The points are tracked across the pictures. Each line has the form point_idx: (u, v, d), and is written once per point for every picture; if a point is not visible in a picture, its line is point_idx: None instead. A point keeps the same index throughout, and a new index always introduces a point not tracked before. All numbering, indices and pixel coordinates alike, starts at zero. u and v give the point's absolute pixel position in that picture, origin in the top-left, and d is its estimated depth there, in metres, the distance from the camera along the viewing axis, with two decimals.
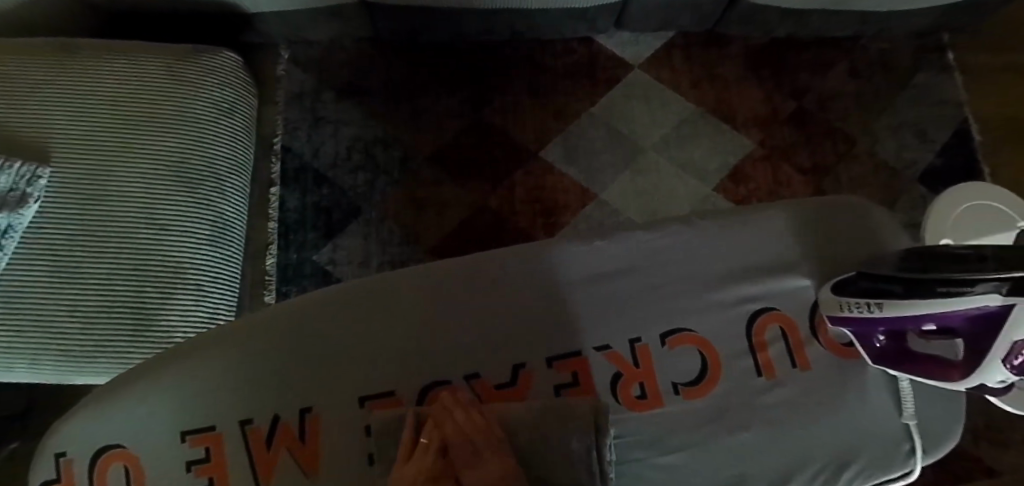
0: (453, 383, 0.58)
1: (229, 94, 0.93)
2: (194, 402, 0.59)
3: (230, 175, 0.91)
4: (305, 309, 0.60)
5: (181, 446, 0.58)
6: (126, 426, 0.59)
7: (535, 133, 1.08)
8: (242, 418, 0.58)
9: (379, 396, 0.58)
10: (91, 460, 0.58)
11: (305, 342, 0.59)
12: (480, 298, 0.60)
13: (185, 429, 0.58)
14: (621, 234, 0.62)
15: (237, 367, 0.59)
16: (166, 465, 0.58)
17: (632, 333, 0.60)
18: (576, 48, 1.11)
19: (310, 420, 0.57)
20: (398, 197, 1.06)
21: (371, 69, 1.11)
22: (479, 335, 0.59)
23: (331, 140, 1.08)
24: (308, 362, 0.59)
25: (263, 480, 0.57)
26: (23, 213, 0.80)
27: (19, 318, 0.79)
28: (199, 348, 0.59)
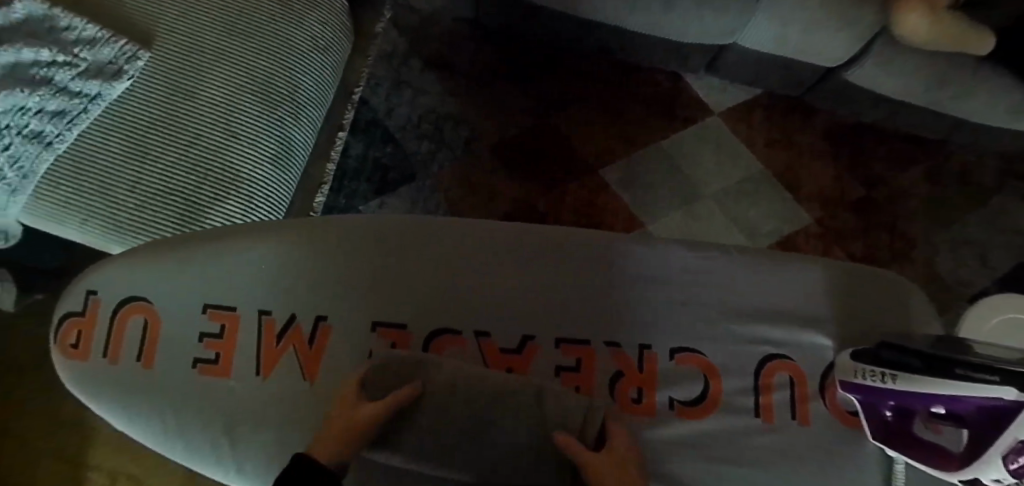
0: (462, 335, 0.60)
1: (329, 34, 0.98)
2: (224, 285, 0.61)
3: (308, 106, 0.94)
4: (341, 231, 0.63)
5: (200, 317, 0.61)
6: (156, 285, 0.61)
7: (599, 149, 1.09)
8: (262, 308, 0.61)
9: (389, 325, 0.60)
10: (115, 308, 0.61)
11: (333, 261, 0.62)
12: (505, 270, 0.62)
13: (208, 303, 0.61)
14: (658, 250, 0.63)
15: (267, 263, 0.62)
16: (181, 333, 0.60)
17: (644, 339, 0.61)
18: (662, 82, 1.12)
19: (322, 329, 0.60)
20: (453, 174, 1.09)
21: (462, 48, 1.15)
22: (496, 306, 0.61)
23: (407, 105, 1.13)
24: (331, 281, 0.61)
25: (263, 371, 0.59)
26: (113, 87, 0.86)
27: (85, 180, 0.84)
28: (238, 241, 0.62)
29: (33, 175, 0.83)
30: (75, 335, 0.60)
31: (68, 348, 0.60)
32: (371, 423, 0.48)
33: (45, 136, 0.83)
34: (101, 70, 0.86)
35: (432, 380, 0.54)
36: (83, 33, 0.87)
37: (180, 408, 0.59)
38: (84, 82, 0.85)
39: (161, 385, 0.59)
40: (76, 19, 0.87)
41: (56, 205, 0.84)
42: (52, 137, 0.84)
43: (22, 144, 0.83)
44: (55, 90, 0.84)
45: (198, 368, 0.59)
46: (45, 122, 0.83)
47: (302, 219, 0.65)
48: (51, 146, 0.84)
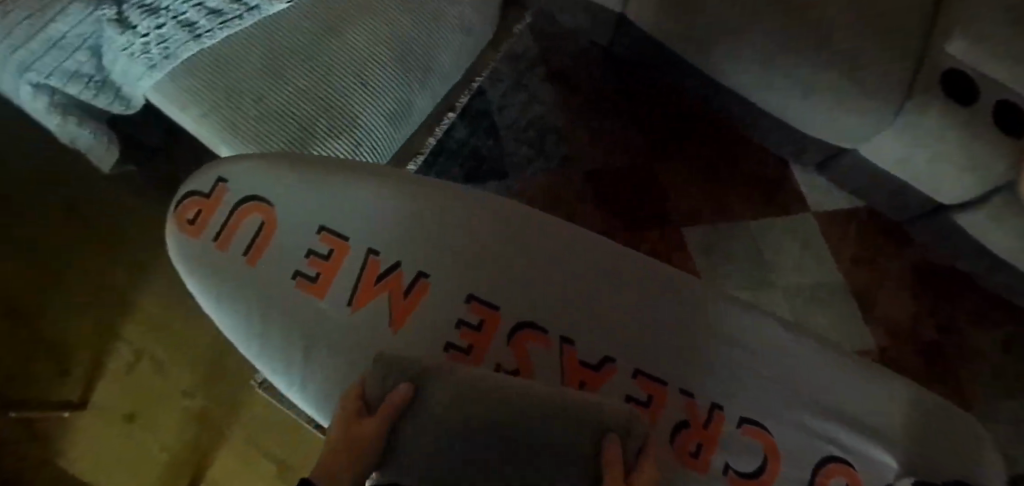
0: (548, 334, 0.66)
1: (478, 19, 1.00)
2: (341, 215, 0.69)
3: (436, 76, 0.95)
4: (467, 205, 0.70)
5: (313, 236, 0.69)
6: (274, 188, 0.69)
7: (687, 207, 1.10)
8: (371, 247, 0.69)
9: (485, 303, 0.67)
10: (239, 202, 0.69)
11: (453, 229, 0.69)
12: (603, 289, 0.68)
13: (324, 225, 0.69)
14: (738, 313, 0.68)
15: (383, 202, 0.70)
16: (291, 243, 0.68)
17: (716, 399, 0.65)
18: (769, 165, 1.12)
19: (419, 283, 0.68)
20: (540, 185, 1.10)
21: (589, 70, 1.17)
22: (586, 317, 0.67)
23: (520, 107, 1.15)
24: (448, 246, 0.69)
25: (354, 302, 0.67)
26: (273, 5, 0.89)
27: (218, 80, 0.88)
28: (367, 182, 0.70)
29: (174, 58, 0.88)
30: (194, 212, 0.68)
31: (187, 222, 0.69)
32: (372, 438, 0.51)
33: (197, 29, 0.87)
34: None
35: (430, 386, 0.56)
36: None
37: (269, 306, 0.67)
38: None
39: (259, 282, 0.67)
40: None
41: (185, 90, 0.88)
42: (203, 31, 0.87)
43: (174, 30, 0.86)
44: None
45: (297, 280, 0.67)
46: (201, 15, 0.87)
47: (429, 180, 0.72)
48: (199, 38, 0.88)
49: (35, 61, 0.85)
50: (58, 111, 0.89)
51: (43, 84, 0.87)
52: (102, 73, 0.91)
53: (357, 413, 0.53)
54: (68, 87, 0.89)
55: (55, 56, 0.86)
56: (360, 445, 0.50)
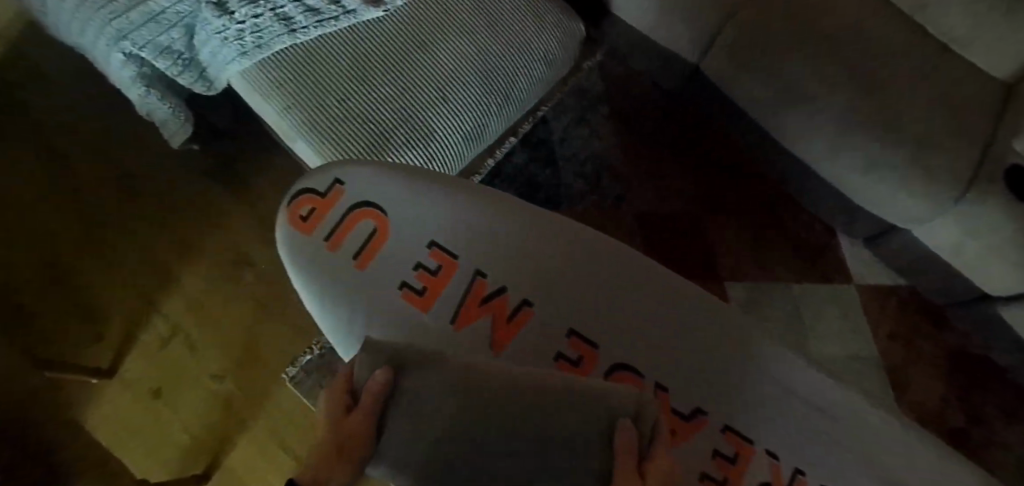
0: (643, 379, 0.73)
1: (560, 51, 1.02)
2: (446, 232, 0.77)
3: (512, 102, 0.97)
4: (571, 246, 0.79)
5: (423, 249, 0.76)
6: (386, 196, 0.77)
7: (734, 263, 1.12)
8: (478, 269, 0.76)
9: (585, 341, 0.74)
10: (351, 206, 0.76)
11: (558, 267, 0.77)
12: (694, 343, 0.76)
13: (434, 240, 0.77)
14: (802, 377, 0.77)
15: (452, 209, 0.78)
16: (399, 252, 0.76)
17: (796, 464, 0.73)
18: (818, 231, 1.16)
19: (522, 312, 0.74)
20: (592, 220, 1.11)
21: (655, 116, 1.19)
22: (677, 365, 0.74)
23: (581, 141, 1.16)
24: (552, 281, 0.77)
25: (458, 320, 0.73)
26: (369, 12, 0.93)
27: (304, 74, 0.90)
28: (474, 206, 0.79)
29: (266, 48, 0.90)
30: (309, 209, 0.76)
31: (300, 217, 0.76)
32: (364, 434, 0.53)
33: (293, 23, 0.90)
34: None
35: (410, 375, 0.57)
36: None
37: (375, 310, 0.73)
38: None
39: (365, 285, 0.74)
40: None
41: (270, 82, 0.89)
42: (298, 26, 0.90)
43: (271, 21, 0.90)
44: None
45: (404, 290, 0.74)
46: (299, 12, 0.91)
47: (532, 211, 0.81)
48: (294, 32, 0.90)
49: (132, 32, 0.87)
50: (142, 83, 0.90)
51: (133, 55, 0.88)
52: (190, 53, 0.92)
53: (341, 409, 0.54)
54: (156, 61, 0.89)
55: (151, 29, 0.88)
56: (347, 443, 0.51)
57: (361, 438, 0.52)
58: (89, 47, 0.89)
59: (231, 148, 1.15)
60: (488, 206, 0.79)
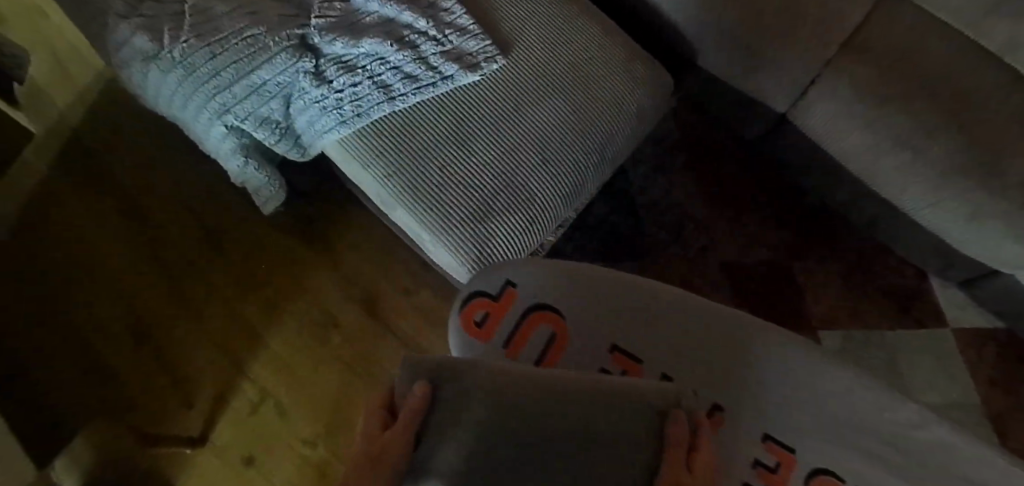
0: (842, 483, 0.70)
1: (650, 108, 1.01)
2: (628, 333, 0.73)
3: (605, 160, 0.97)
4: (741, 335, 0.74)
5: (606, 354, 0.72)
6: (551, 290, 0.73)
7: (824, 311, 1.12)
8: (664, 373, 0.72)
9: (778, 444, 0.70)
10: (528, 308, 0.72)
11: (728, 359, 0.73)
12: (873, 436, 0.71)
13: (616, 344, 0.72)
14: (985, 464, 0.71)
15: (608, 293, 0.74)
16: (580, 356, 0.72)
17: None
18: (909, 276, 1.16)
19: (715, 417, 0.71)
20: (677, 271, 1.12)
21: (734, 164, 1.20)
22: (862, 464, 0.70)
23: (662, 190, 1.17)
24: (723, 374, 0.72)
25: None
26: (466, 76, 0.92)
27: (404, 142, 0.90)
28: (652, 303, 0.74)
29: (365, 117, 0.90)
30: (484, 313, 0.72)
31: (475, 322, 0.72)
32: (400, 446, 0.52)
33: (392, 91, 0.90)
34: (461, 58, 0.93)
35: (446, 388, 0.59)
36: (457, 20, 0.95)
37: None
38: (443, 62, 0.92)
39: None
40: (457, 6, 0.95)
41: (370, 149, 0.89)
42: (397, 94, 0.90)
43: (369, 89, 0.90)
44: (417, 57, 0.92)
45: None
46: (398, 79, 0.91)
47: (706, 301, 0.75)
48: (393, 99, 0.90)
49: (235, 106, 0.87)
50: (243, 153, 0.91)
51: (235, 127, 0.89)
52: (287, 121, 0.92)
53: (376, 427, 0.56)
54: (257, 132, 0.90)
55: (253, 102, 0.88)
56: (384, 453, 0.51)
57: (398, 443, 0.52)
58: (192, 120, 0.89)
59: (314, 205, 1.15)
60: (663, 300, 0.74)
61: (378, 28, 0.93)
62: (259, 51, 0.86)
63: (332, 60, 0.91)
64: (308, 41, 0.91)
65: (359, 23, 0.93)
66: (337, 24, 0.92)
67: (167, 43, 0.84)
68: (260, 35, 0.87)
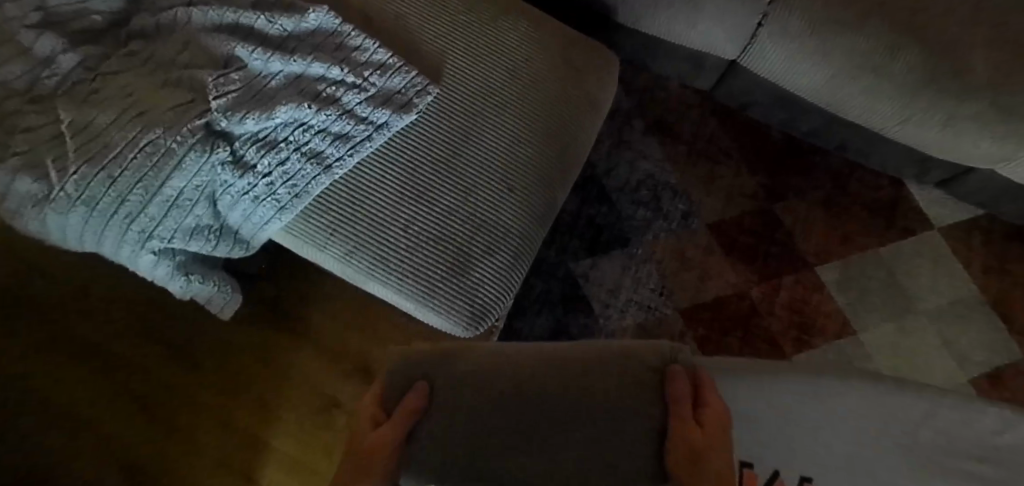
0: None
1: (601, 95, 0.94)
2: None
3: (569, 165, 0.90)
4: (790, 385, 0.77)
5: None
6: None
7: (816, 245, 1.11)
8: None
9: None
10: None
11: (780, 409, 0.77)
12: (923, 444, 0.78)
13: None
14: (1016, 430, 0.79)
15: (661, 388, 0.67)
16: None
17: None
18: (886, 187, 1.15)
19: None
20: (667, 246, 1.08)
21: (693, 118, 1.15)
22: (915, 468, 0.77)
23: (627, 166, 1.12)
24: (778, 426, 0.77)
25: None
26: (401, 118, 0.83)
27: (357, 210, 0.81)
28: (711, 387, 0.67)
29: (305, 195, 0.80)
30: None
31: None
32: (392, 442, 0.60)
33: (326, 158, 0.80)
34: (390, 99, 0.83)
35: (437, 382, 0.66)
36: (373, 57, 0.84)
37: None
38: (372, 110, 0.82)
39: None
40: (369, 41, 0.84)
41: (322, 228, 0.80)
42: (332, 160, 0.80)
43: (300, 163, 0.80)
44: (342, 111, 0.81)
45: None
46: (328, 143, 0.81)
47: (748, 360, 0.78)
48: (330, 168, 0.80)
49: (157, 227, 0.77)
50: (183, 271, 0.81)
51: (164, 248, 0.79)
52: (218, 220, 0.82)
53: (365, 427, 0.63)
54: (190, 245, 0.80)
55: (175, 216, 0.77)
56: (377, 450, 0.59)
57: (384, 450, 0.59)
58: (112, 254, 0.78)
59: (273, 282, 1.06)
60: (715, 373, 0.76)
61: (288, 90, 0.82)
62: (162, 158, 0.75)
63: (248, 141, 0.80)
64: (214, 127, 0.79)
65: (265, 89, 0.82)
66: (241, 98, 0.80)
67: (56, 180, 0.73)
68: (159, 140, 0.75)
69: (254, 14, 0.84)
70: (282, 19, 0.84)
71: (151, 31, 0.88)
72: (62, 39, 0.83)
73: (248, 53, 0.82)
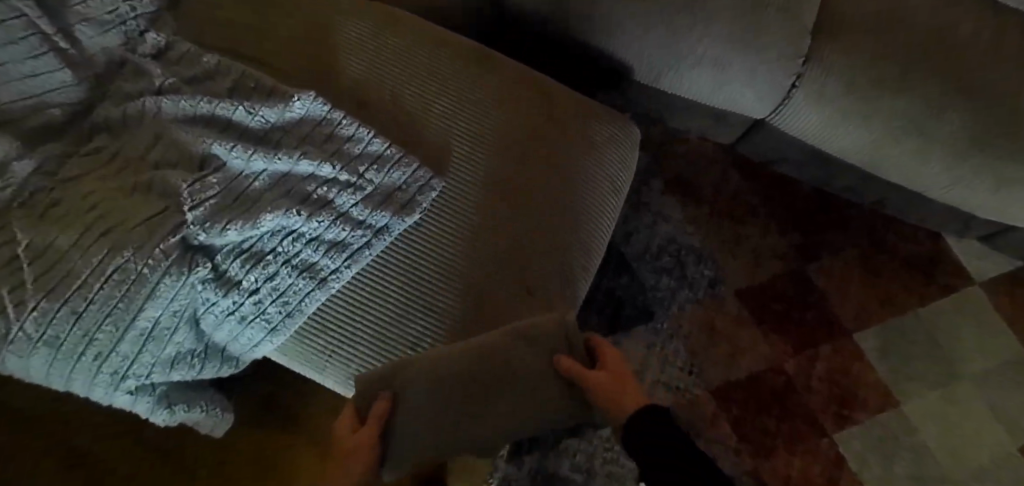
0: None
1: (621, 171, 0.86)
2: None
3: (589, 252, 0.82)
4: None
5: None
6: None
7: (853, 308, 1.04)
8: None
9: None
10: None
11: None
12: None
13: None
14: None
15: None
16: None
17: None
18: (924, 240, 1.08)
19: None
20: (695, 317, 1.01)
21: (715, 174, 1.07)
22: None
23: (647, 230, 1.04)
24: None
25: None
26: (404, 221, 0.74)
27: (359, 325, 0.73)
28: None
29: (298, 314, 0.72)
30: None
31: None
32: (372, 447, 0.68)
33: (320, 271, 0.72)
34: (390, 197, 0.75)
35: (405, 396, 0.69)
36: (368, 148, 0.75)
37: None
38: (370, 212, 0.73)
39: None
40: (363, 129, 0.75)
41: (322, 349, 0.74)
42: (327, 272, 0.72)
43: (291, 277, 0.71)
44: (336, 215, 0.72)
45: None
46: (322, 253, 0.72)
47: None
48: (325, 282, 0.72)
49: (132, 365, 0.68)
50: (165, 404, 0.72)
51: (142, 385, 0.70)
52: (203, 341, 0.73)
53: (347, 432, 0.69)
54: (172, 374, 0.71)
55: (153, 347, 0.68)
56: (361, 453, 0.68)
57: (365, 455, 0.68)
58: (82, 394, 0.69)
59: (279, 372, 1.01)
60: None
61: (273, 192, 0.72)
62: (132, 287, 0.66)
63: (230, 253, 0.70)
64: (191, 241, 0.69)
65: (248, 192, 0.72)
66: (221, 205, 0.71)
67: (10, 319, 0.63)
68: (129, 263, 0.66)
69: (232, 104, 0.75)
70: (264, 109, 0.75)
71: (118, 122, 0.78)
72: (15, 141, 0.73)
73: (227, 151, 0.72)
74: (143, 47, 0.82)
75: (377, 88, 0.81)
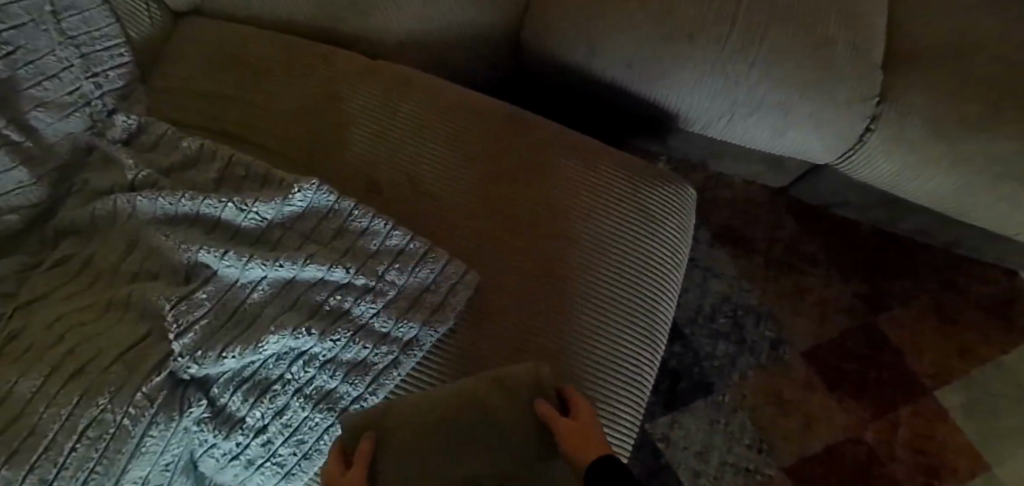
0: None
1: (680, 239, 0.73)
2: None
3: (653, 342, 0.69)
4: None
5: None
6: None
7: (932, 362, 0.92)
8: None
9: None
10: None
11: None
12: None
13: None
14: None
15: None
16: None
17: None
18: (1004, 281, 0.96)
19: None
20: (759, 386, 0.89)
21: (765, 221, 0.97)
22: None
23: (695, 289, 0.93)
24: None
25: None
26: (436, 330, 0.63)
27: None
28: None
29: (315, 454, 0.60)
30: None
31: None
32: None
33: (339, 401, 0.60)
34: (418, 302, 0.63)
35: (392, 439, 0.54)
36: (387, 242, 0.64)
37: None
38: (395, 322, 0.62)
39: None
40: (380, 220, 0.64)
41: None
42: (349, 401, 0.60)
43: (305, 411, 0.59)
44: (356, 330, 0.61)
45: None
46: (341, 379, 0.60)
47: None
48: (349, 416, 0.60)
49: None
50: None
51: None
52: None
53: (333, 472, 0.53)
54: None
55: None
56: None
57: None
58: None
59: None
60: None
61: (277, 305, 0.60)
62: (112, 443, 0.53)
63: (229, 384, 0.58)
64: (180, 376, 0.57)
65: (245, 306, 0.60)
66: (213, 326, 0.58)
67: None
68: (108, 413, 0.54)
69: (219, 200, 0.63)
70: (259, 204, 0.62)
71: (86, 226, 0.65)
72: None
73: (219, 258, 0.60)
74: (112, 133, 0.70)
75: (390, 166, 0.70)
